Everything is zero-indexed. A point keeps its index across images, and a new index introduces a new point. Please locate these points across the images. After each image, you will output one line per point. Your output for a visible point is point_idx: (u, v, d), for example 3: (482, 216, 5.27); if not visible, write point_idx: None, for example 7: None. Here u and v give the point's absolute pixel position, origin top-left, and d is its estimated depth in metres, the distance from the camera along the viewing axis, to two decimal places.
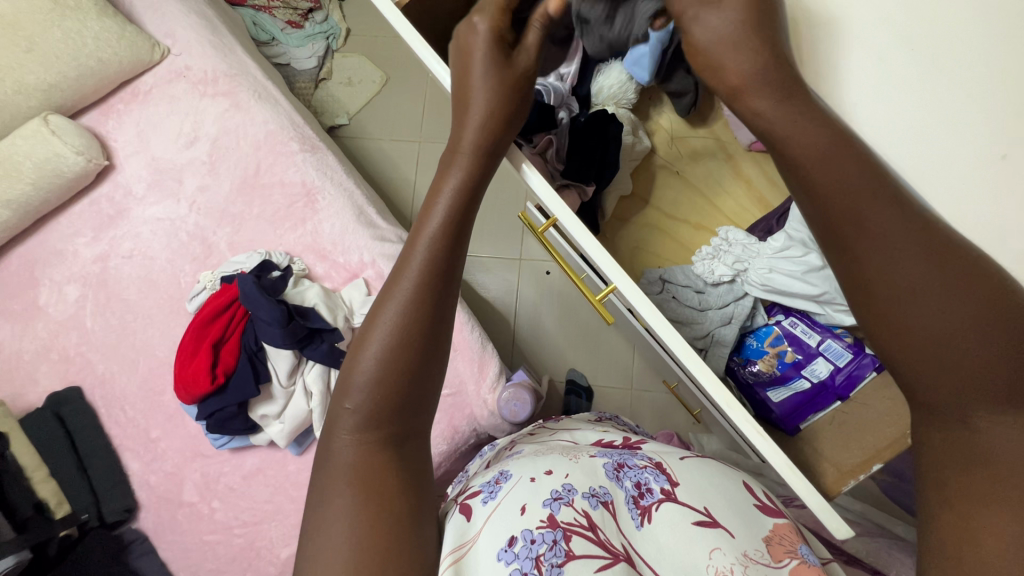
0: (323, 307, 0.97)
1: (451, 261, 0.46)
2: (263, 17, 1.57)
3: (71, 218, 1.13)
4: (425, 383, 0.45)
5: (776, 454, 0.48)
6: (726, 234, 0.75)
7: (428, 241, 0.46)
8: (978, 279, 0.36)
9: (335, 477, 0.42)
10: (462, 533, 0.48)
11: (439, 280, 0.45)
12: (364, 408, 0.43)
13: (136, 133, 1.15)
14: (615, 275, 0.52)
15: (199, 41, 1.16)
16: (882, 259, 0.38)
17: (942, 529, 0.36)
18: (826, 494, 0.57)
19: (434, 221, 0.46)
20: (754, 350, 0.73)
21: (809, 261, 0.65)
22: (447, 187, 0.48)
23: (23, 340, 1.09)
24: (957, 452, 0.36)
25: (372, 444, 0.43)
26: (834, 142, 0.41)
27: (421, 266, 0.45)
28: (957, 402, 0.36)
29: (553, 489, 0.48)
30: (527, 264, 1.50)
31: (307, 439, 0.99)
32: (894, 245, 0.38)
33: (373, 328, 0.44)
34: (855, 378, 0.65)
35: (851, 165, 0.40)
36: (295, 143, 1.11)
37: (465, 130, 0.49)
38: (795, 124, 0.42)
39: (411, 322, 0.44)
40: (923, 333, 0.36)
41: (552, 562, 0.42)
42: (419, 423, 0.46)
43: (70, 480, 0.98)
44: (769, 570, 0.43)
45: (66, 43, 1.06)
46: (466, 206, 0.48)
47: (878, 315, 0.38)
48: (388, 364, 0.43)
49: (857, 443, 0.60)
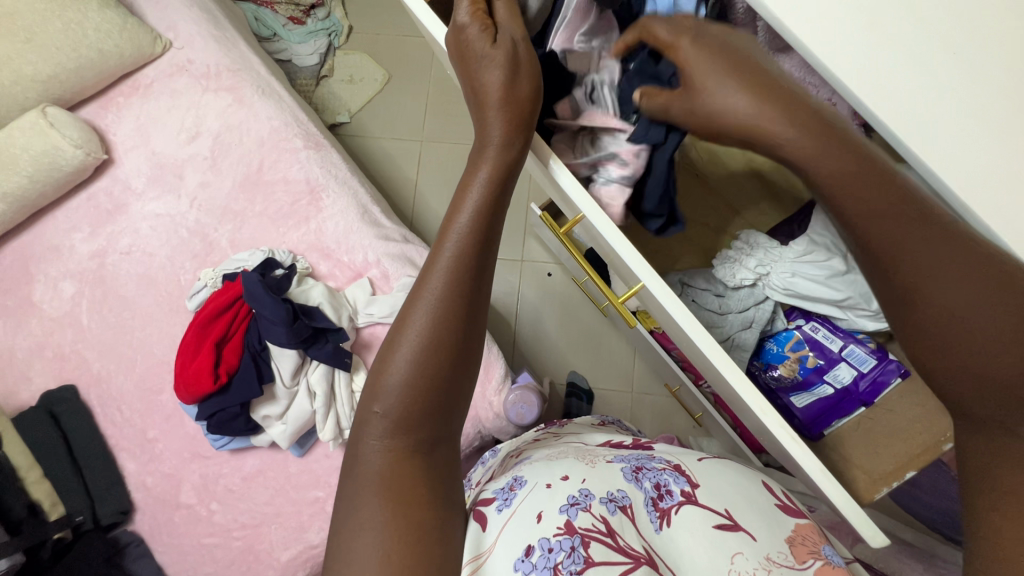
0: (327, 306, 0.95)
1: (479, 259, 0.45)
2: (265, 13, 1.55)
3: (68, 213, 1.11)
4: (457, 385, 0.44)
5: (806, 458, 0.48)
6: (748, 236, 0.71)
7: (456, 239, 0.45)
8: (1003, 282, 0.39)
9: (364, 484, 0.41)
10: (478, 543, 0.47)
11: (468, 281, 0.44)
12: (393, 413, 0.42)
13: (136, 127, 1.13)
14: (644, 274, 0.52)
15: (202, 35, 1.14)
16: (910, 280, 0.41)
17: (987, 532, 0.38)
18: (861, 501, 0.61)
19: (460, 220, 0.45)
20: (775, 354, 0.71)
21: (832, 265, 0.65)
22: (475, 185, 0.47)
23: (18, 336, 1.06)
24: (1001, 463, 0.39)
25: (403, 450, 0.42)
26: (859, 169, 0.43)
27: (447, 264, 0.44)
28: (1002, 409, 0.39)
29: (570, 494, 0.47)
30: (529, 266, 1.49)
31: (309, 440, 0.97)
32: (933, 266, 0.40)
33: (404, 332, 0.43)
34: (880, 384, 0.65)
35: (876, 191, 0.42)
36: (298, 140, 1.09)
37: (491, 126, 0.47)
38: (823, 156, 0.43)
39: (443, 323, 0.43)
40: (971, 360, 0.39)
41: (571, 569, 0.41)
42: (448, 427, 0.45)
43: (64, 480, 0.95)
44: (792, 572, 0.43)
45: (66, 34, 1.04)
46: (493, 204, 0.46)
47: (911, 330, 0.42)
48: (420, 368, 0.42)
49: (887, 448, 0.63)
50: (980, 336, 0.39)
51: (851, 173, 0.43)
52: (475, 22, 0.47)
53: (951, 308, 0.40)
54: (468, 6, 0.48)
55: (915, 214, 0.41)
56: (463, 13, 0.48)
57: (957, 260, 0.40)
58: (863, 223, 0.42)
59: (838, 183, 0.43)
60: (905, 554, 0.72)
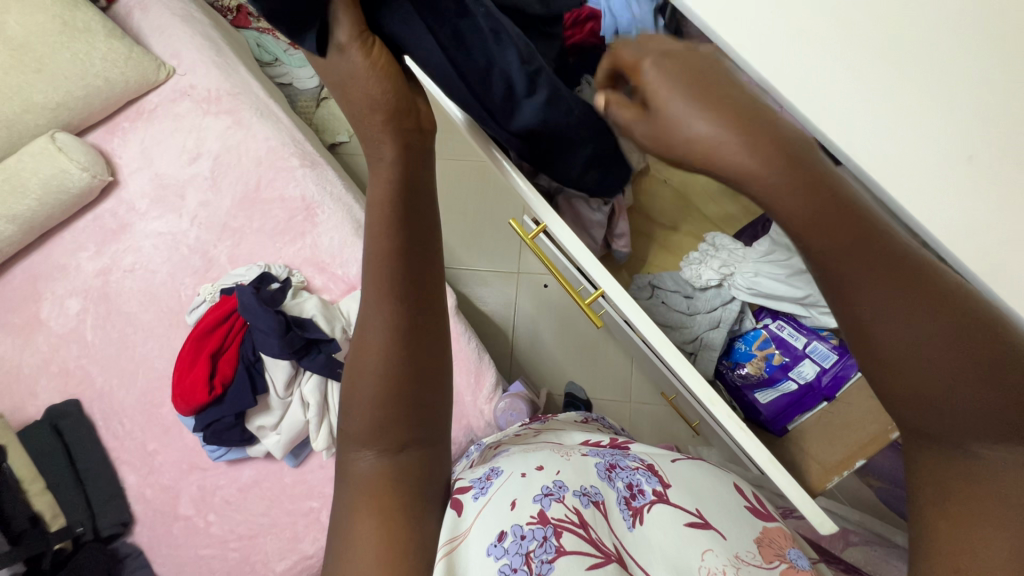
0: (321, 318, 0.99)
1: (410, 284, 0.48)
2: (267, 39, 1.61)
3: (75, 233, 1.15)
4: (428, 386, 0.50)
5: (756, 447, 0.53)
6: (713, 240, 0.76)
7: (382, 273, 0.47)
8: (970, 324, 0.38)
9: (357, 488, 0.48)
10: (454, 527, 0.48)
11: (408, 304, 0.48)
12: (368, 429, 0.48)
13: (140, 150, 1.18)
14: (603, 278, 0.57)
15: (203, 62, 1.19)
16: (879, 309, 0.39)
17: (942, 546, 0.38)
18: (811, 490, 0.64)
19: (379, 250, 0.47)
20: (742, 353, 0.73)
21: (793, 264, 0.68)
22: (377, 215, 0.47)
23: (25, 353, 1.10)
24: (948, 472, 0.39)
25: (387, 455, 0.49)
26: (823, 198, 0.39)
27: (389, 296, 0.47)
28: (963, 433, 0.38)
29: (544, 485, 0.49)
30: (525, 277, 1.51)
31: (303, 451, 0.98)
32: (894, 299, 0.39)
33: (363, 362, 0.48)
34: (841, 378, 0.67)
35: (850, 225, 0.39)
36: (295, 159, 1.13)
37: (388, 153, 0.48)
38: (781, 188, 0.39)
39: (397, 347, 0.47)
40: (906, 374, 0.39)
41: (542, 558, 0.43)
42: (424, 428, 0.51)
43: (66, 492, 0.98)
44: (760, 571, 0.44)
45: (74, 64, 1.09)
46: (402, 225, 0.47)
47: (874, 359, 0.40)
48: (381, 391, 0.48)
49: (840, 439, 0.65)
50: (920, 355, 0.38)
51: (793, 185, 0.38)
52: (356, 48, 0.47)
53: (891, 326, 0.39)
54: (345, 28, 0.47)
55: (870, 236, 0.40)
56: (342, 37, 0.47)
57: (903, 280, 0.39)
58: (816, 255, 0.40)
59: (787, 202, 0.39)
60: (895, 556, 0.72)
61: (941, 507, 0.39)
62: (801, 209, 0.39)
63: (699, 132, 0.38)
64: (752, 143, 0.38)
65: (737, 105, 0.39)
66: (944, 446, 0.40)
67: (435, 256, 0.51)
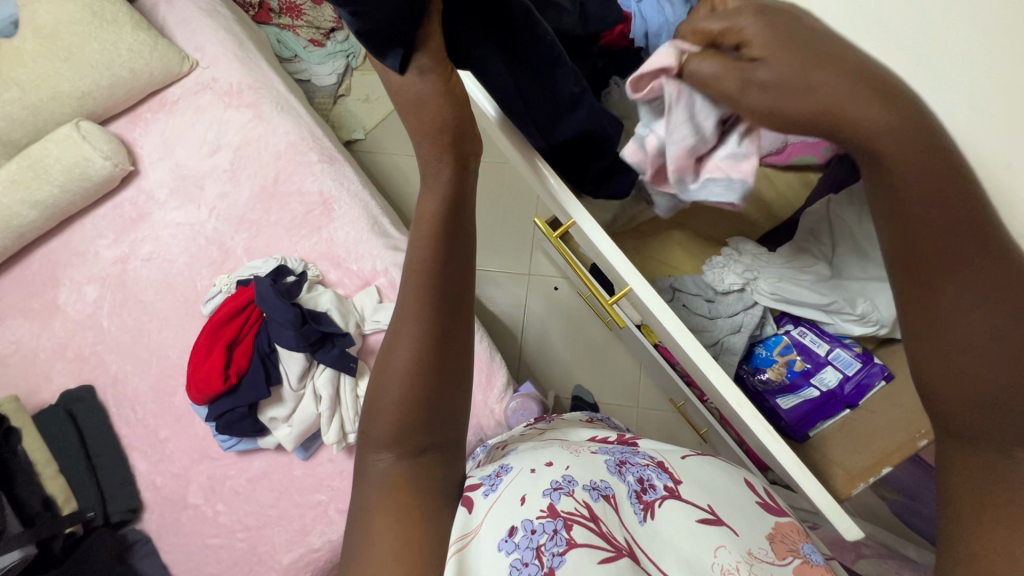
0: (335, 312, 0.99)
1: (444, 294, 0.51)
2: (287, 35, 1.63)
3: (95, 220, 1.17)
4: (446, 396, 0.51)
5: (782, 451, 0.53)
6: (736, 244, 0.76)
7: (419, 282, 0.50)
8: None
9: (372, 488, 0.50)
10: (465, 523, 0.49)
11: (436, 315, 0.50)
12: (385, 432, 0.50)
13: (161, 141, 1.19)
14: (631, 277, 0.58)
15: (227, 55, 1.20)
16: (947, 285, 0.42)
17: (965, 534, 0.41)
18: (838, 497, 0.65)
19: (422, 260, 0.50)
20: (764, 358, 0.73)
21: (819, 272, 0.70)
22: (425, 227, 0.51)
23: (42, 337, 1.11)
24: (980, 472, 0.42)
25: (402, 459, 0.50)
26: (942, 178, 0.41)
27: (420, 304, 0.50)
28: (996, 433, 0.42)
29: (553, 479, 0.49)
30: (535, 279, 1.51)
31: (314, 444, 0.99)
32: (966, 279, 0.41)
33: (389, 365, 0.50)
34: (864, 386, 0.68)
35: (957, 205, 0.41)
36: (314, 154, 1.14)
37: (446, 171, 0.52)
38: (907, 147, 0.41)
39: (423, 354, 0.49)
40: (954, 354, 0.42)
41: (553, 551, 0.43)
42: (439, 437, 0.52)
43: (78, 476, 0.99)
44: (773, 567, 0.44)
45: (101, 54, 1.10)
46: (450, 237, 0.51)
47: (928, 333, 0.43)
48: (407, 394, 0.49)
49: (867, 446, 0.66)
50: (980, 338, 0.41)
51: (907, 145, 0.41)
52: (434, 73, 0.50)
53: (959, 305, 0.41)
54: (427, 52, 0.49)
55: (966, 225, 0.41)
56: (422, 60, 0.49)
57: (982, 267, 0.41)
58: (914, 231, 0.42)
59: (910, 171, 0.41)
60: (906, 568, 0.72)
61: (967, 506, 0.42)
62: (927, 176, 0.41)
63: (810, 87, 0.40)
64: (871, 100, 0.40)
65: (830, 55, 0.41)
66: (976, 446, 0.43)
67: (470, 264, 0.55)
